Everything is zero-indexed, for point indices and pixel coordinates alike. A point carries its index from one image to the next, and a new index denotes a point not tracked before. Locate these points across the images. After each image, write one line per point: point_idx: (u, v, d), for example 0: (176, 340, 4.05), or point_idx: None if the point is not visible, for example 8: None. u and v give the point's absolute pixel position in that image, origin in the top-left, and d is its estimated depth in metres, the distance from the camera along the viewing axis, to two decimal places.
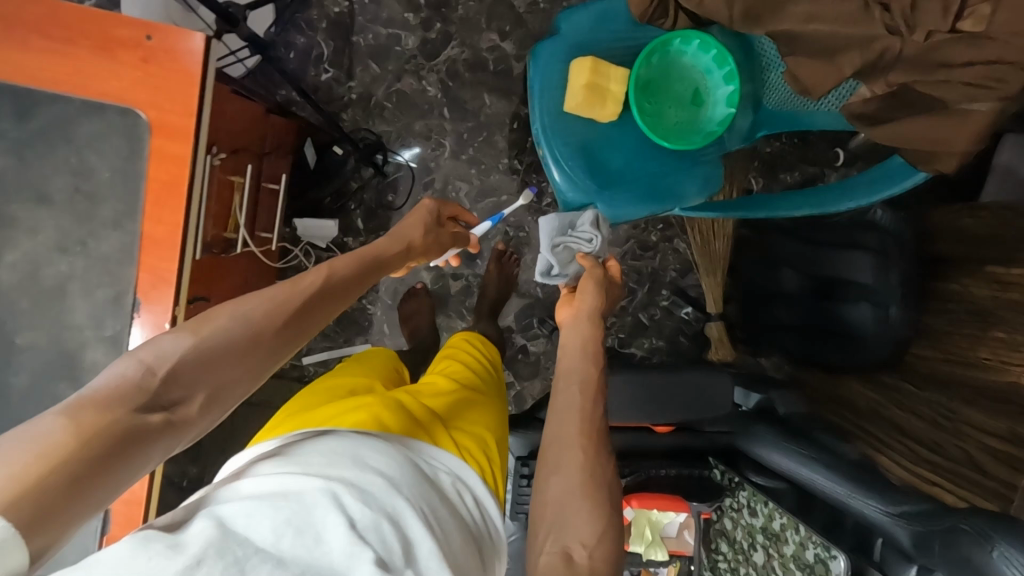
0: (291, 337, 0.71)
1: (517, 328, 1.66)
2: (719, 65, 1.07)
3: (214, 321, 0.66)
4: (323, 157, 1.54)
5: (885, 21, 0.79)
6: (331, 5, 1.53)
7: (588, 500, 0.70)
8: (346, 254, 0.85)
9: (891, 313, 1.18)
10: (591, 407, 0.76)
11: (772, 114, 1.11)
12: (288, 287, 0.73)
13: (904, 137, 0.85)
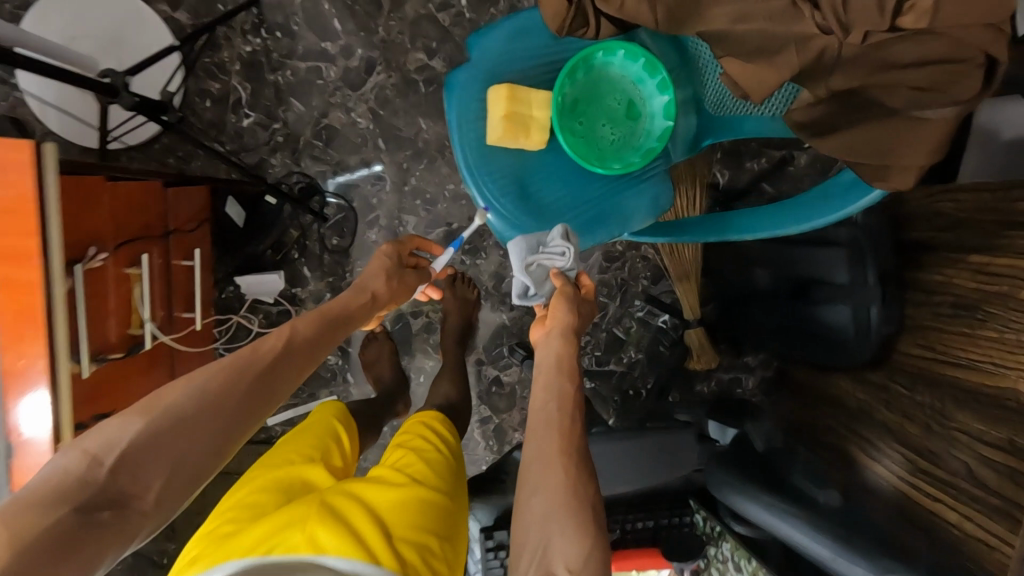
0: (246, 409, 0.70)
1: (488, 359, 1.57)
2: (651, 73, 0.97)
3: (164, 400, 0.66)
4: (258, 208, 1.45)
5: (817, 21, 0.69)
6: (241, 44, 1.42)
7: (571, 523, 0.65)
8: (308, 315, 0.84)
9: (871, 315, 1.08)
10: (571, 420, 0.73)
11: (717, 118, 1.01)
12: (244, 357, 0.74)
13: (856, 148, 0.75)
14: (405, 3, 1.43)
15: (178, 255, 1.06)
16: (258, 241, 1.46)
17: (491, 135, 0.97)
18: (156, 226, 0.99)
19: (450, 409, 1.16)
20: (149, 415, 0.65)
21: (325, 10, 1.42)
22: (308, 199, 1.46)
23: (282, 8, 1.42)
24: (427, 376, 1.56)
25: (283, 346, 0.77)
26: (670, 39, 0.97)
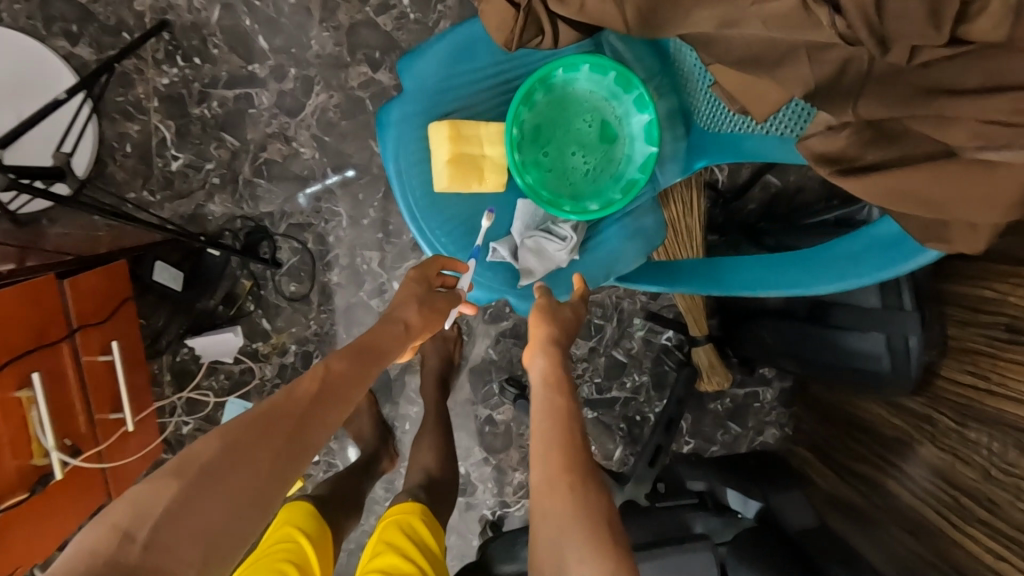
0: (290, 462, 0.57)
1: (477, 399, 1.42)
2: (623, 88, 0.81)
3: (197, 455, 0.53)
4: (199, 260, 1.29)
5: (840, 31, 0.51)
6: (157, 76, 1.24)
7: (590, 557, 0.50)
8: (344, 349, 0.71)
9: (908, 343, 0.92)
10: (571, 434, 0.61)
11: (708, 136, 0.83)
12: (285, 400, 0.61)
13: (903, 196, 0.57)
14: (338, 9, 1.23)
15: (93, 350, 0.91)
16: (206, 296, 1.30)
17: (438, 183, 0.85)
18: (60, 323, 0.84)
19: (429, 487, 1.01)
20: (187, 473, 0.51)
21: (248, 27, 1.23)
22: (256, 245, 1.30)
23: (197, 29, 1.23)
24: (412, 424, 1.42)
25: (323, 385, 0.65)
26: (643, 41, 0.82)
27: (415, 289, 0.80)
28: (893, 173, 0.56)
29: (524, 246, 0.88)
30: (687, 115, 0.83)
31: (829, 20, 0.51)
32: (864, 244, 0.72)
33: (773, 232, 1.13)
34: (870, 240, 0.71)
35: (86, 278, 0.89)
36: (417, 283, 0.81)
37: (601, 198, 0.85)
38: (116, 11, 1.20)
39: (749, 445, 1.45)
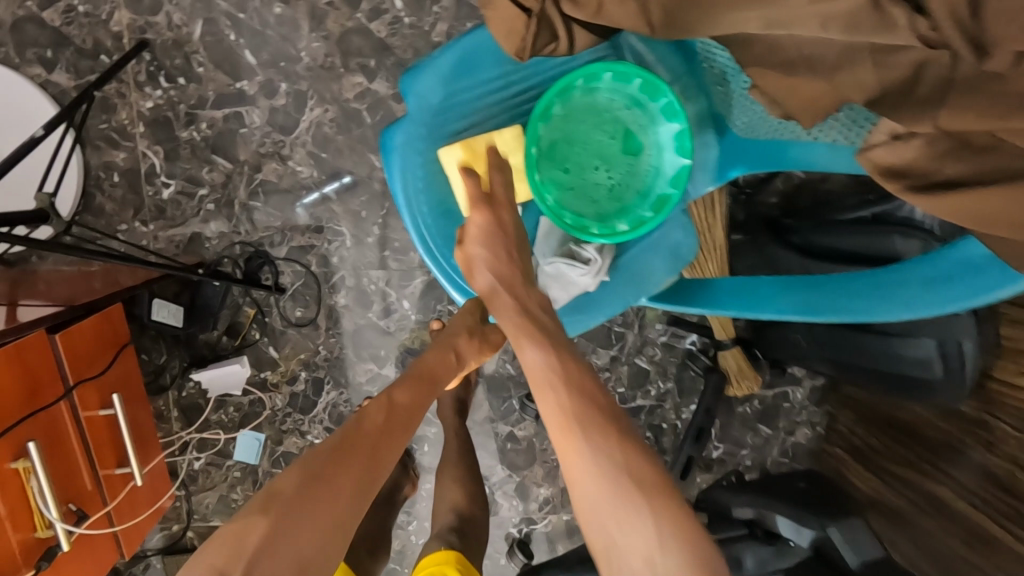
0: (366, 486, 0.61)
1: (497, 416, 1.37)
2: (651, 95, 0.81)
3: (285, 488, 0.58)
4: (197, 291, 1.22)
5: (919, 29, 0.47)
6: (140, 100, 1.17)
7: (625, 514, 0.52)
8: (404, 378, 0.75)
9: (962, 349, 0.86)
10: (570, 396, 0.61)
11: (744, 142, 0.83)
12: (355, 430, 0.65)
13: (985, 217, 0.53)
14: (328, 17, 1.16)
15: (91, 406, 0.86)
16: (208, 328, 1.25)
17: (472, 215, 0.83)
18: (54, 384, 0.79)
19: (461, 529, 0.97)
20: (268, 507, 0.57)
21: (233, 41, 1.16)
22: (256, 272, 1.24)
23: (179, 47, 1.15)
24: (431, 445, 1.34)
25: (387, 415, 0.68)
26: (670, 43, 0.82)
27: (469, 319, 0.87)
28: (976, 192, 0.52)
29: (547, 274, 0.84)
30: (716, 121, 0.84)
31: (907, 21, 0.47)
32: (941, 271, 0.72)
33: (799, 228, 1.02)
34: (948, 267, 0.71)
35: (77, 330, 0.83)
36: (468, 313, 0.87)
37: (629, 215, 0.84)
38: (92, 33, 1.13)
39: (781, 446, 1.38)
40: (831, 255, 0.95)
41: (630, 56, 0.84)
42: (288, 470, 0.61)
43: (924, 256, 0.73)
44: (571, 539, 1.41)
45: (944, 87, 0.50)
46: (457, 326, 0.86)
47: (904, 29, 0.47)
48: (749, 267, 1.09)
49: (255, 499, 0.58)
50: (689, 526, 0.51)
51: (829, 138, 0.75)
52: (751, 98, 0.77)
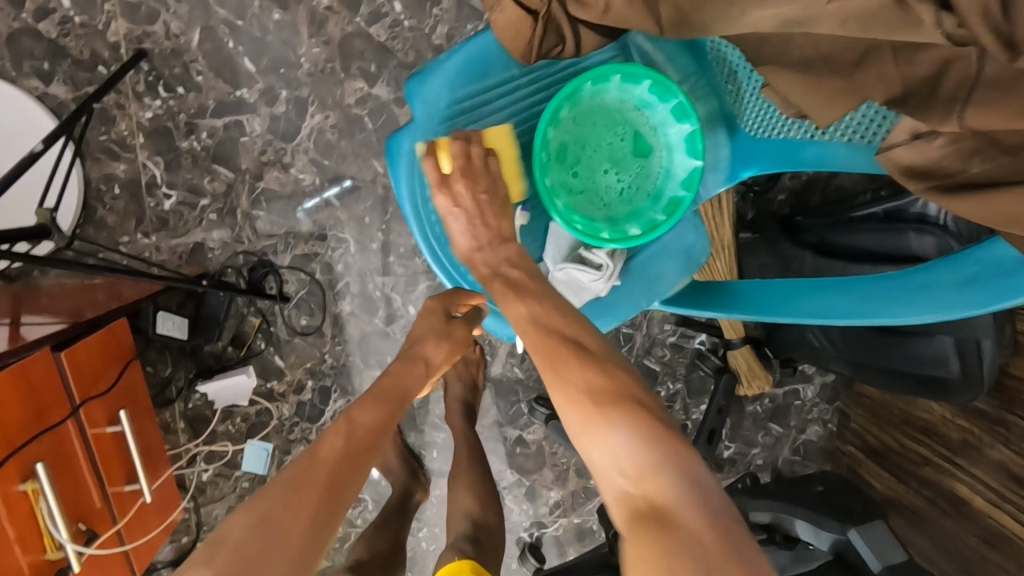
0: (326, 518, 0.56)
1: (506, 420, 1.36)
2: (661, 97, 0.81)
3: (232, 538, 0.53)
4: (202, 301, 1.21)
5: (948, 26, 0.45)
6: (139, 110, 1.15)
7: (591, 428, 0.56)
8: (365, 399, 0.70)
9: (980, 347, 0.85)
10: (539, 336, 0.64)
11: (756, 143, 0.82)
12: (309, 463, 0.60)
13: (1020, 219, 0.52)
14: (327, 22, 1.15)
15: (99, 423, 0.85)
16: (213, 339, 1.24)
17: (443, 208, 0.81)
18: (61, 403, 0.78)
19: (475, 537, 0.95)
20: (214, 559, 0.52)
21: (232, 49, 1.14)
22: (261, 281, 1.23)
23: (178, 56, 1.14)
24: (440, 451, 1.34)
25: (347, 439, 0.63)
26: (678, 42, 0.83)
27: (435, 321, 0.83)
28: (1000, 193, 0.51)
29: (557, 276, 0.84)
30: (726, 119, 0.84)
31: (934, 20, 0.45)
32: (970, 272, 0.70)
33: (811, 225, 1.01)
34: (979, 268, 0.69)
35: (82, 348, 0.82)
36: (435, 314, 0.83)
37: (640, 218, 0.86)
38: (89, 44, 1.12)
39: (792, 444, 1.37)
40: (845, 252, 0.94)
41: (638, 56, 0.85)
42: (236, 515, 0.56)
43: (948, 258, 0.72)
44: (582, 542, 1.40)
45: (969, 86, 0.48)
46: (424, 331, 0.82)
47: (929, 27, 0.45)
48: (762, 265, 1.07)
49: (199, 551, 0.54)
50: (652, 431, 0.55)
51: (845, 137, 0.73)
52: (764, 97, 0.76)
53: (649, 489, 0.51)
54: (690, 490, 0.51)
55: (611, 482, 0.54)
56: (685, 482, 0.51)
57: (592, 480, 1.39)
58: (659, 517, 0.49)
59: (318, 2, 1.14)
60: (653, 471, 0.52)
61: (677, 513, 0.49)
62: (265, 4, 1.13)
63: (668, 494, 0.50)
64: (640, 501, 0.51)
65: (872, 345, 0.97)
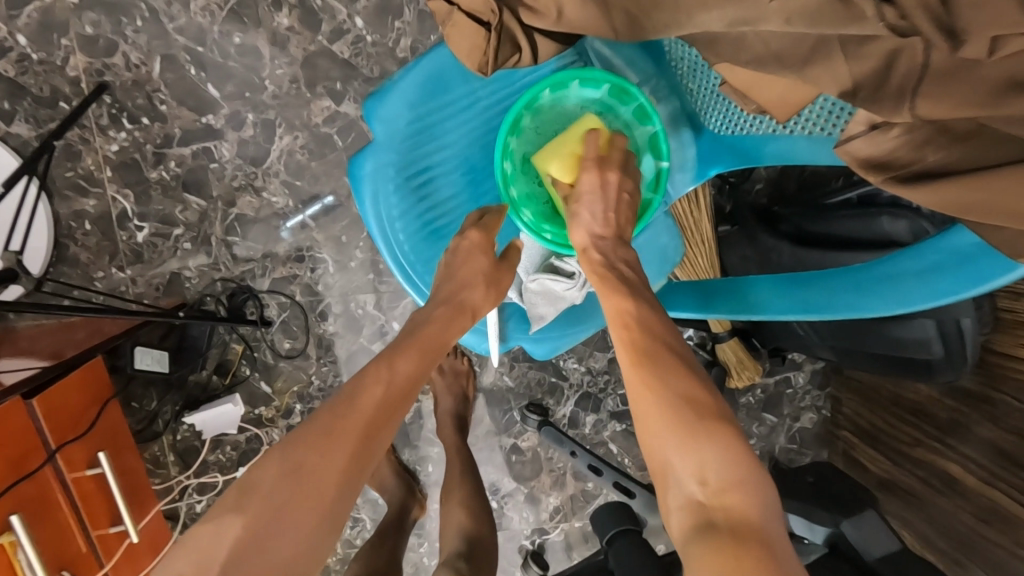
0: (356, 474, 0.57)
1: (500, 429, 1.34)
2: (620, 100, 0.86)
3: (263, 484, 0.54)
4: (184, 333, 1.19)
5: (887, 20, 0.47)
6: (104, 144, 1.14)
7: (686, 441, 0.58)
8: (407, 345, 0.69)
9: (961, 326, 0.83)
10: (637, 334, 0.69)
11: (720, 140, 0.88)
12: (345, 412, 0.59)
13: (969, 206, 0.55)
14: (289, 42, 1.13)
15: (78, 467, 0.85)
16: (196, 369, 1.22)
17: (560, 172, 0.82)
18: (36, 451, 0.78)
19: (471, 551, 0.94)
20: (244, 505, 0.53)
21: (194, 76, 1.13)
22: (241, 306, 1.21)
23: (140, 86, 1.13)
24: (435, 464, 1.32)
25: (386, 389, 0.63)
26: (637, 46, 0.88)
27: (482, 265, 0.80)
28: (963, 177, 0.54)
29: (532, 290, 0.92)
30: (692, 119, 0.89)
31: (874, 12, 0.48)
32: (933, 261, 0.70)
33: (789, 215, 1.00)
34: (942, 257, 0.69)
35: (57, 393, 0.82)
36: (481, 256, 0.80)
37: None
38: (48, 80, 1.10)
39: (788, 433, 1.37)
40: (825, 242, 0.92)
41: (597, 61, 0.90)
42: (267, 456, 0.57)
43: (913, 248, 0.72)
44: (586, 545, 1.39)
45: (918, 75, 0.51)
46: (468, 276, 0.79)
47: (871, 19, 0.48)
48: (743, 257, 1.07)
49: (230, 488, 0.55)
50: (744, 455, 0.57)
51: (806, 130, 0.76)
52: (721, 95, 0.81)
53: (732, 503, 0.54)
54: (770, 517, 0.54)
55: (690, 494, 0.57)
56: (766, 507, 0.54)
57: (590, 483, 1.38)
58: (742, 533, 0.51)
59: (278, 23, 1.13)
60: (740, 490, 0.55)
61: (764, 533, 0.51)
62: (226, 28, 1.12)
63: (753, 513, 0.53)
64: (720, 517, 0.54)
65: (855, 332, 0.96)
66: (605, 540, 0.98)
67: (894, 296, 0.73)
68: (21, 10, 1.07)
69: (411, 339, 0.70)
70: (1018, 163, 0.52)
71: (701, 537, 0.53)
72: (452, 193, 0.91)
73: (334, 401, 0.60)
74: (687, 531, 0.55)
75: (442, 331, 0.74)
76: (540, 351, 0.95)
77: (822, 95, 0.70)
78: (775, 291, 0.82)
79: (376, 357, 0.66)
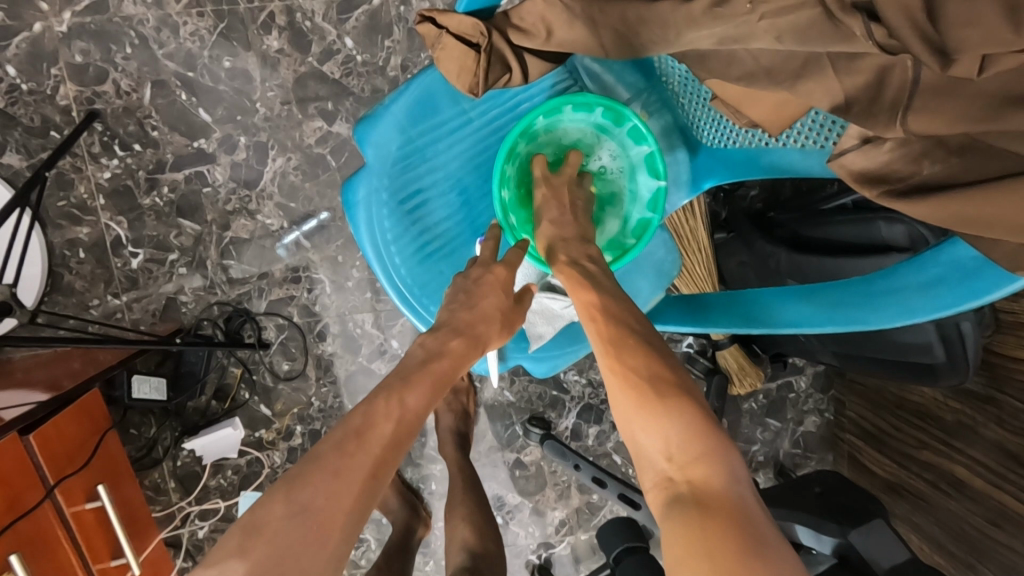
0: (364, 508, 0.54)
1: (502, 445, 1.33)
2: (615, 121, 0.86)
3: (268, 526, 0.50)
4: (180, 358, 1.19)
5: (876, 40, 0.50)
6: (96, 171, 1.14)
7: (649, 419, 0.56)
8: (416, 379, 0.64)
9: (961, 330, 0.82)
10: (601, 322, 0.67)
11: (714, 155, 0.89)
12: (354, 449, 0.55)
13: (973, 220, 0.55)
14: (279, 64, 1.13)
15: (78, 501, 0.86)
16: (195, 395, 1.21)
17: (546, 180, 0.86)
18: (34, 488, 0.78)
19: (475, 568, 0.92)
20: (248, 548, 0.49)
21: (185, 101, 1.13)
22: (238, 329, 1.20)
23: (131, 113, 1.12)
24: (438, 481, 1.32)
25: (396, 426, 0.59)
26: (624, 61, 0.88)
27: (501, 301, 0.77)
28: (954, 192, 0.55)
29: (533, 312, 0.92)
30: (687, 136, 0.90)
31: (863, 31, 0.50)
32: (933, 274, 0.71)
33: (787, 221, 0.99)
34: (942, 270, 0.70)
35: (53, 427, 0.83)
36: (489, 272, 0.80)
37: (614, 242, 0.89)
38: (38, 110, 1.10)
39: (792, 438, 1.36)
40: (820, 247, 0.91)
41: (588, 78, 0.90)
42: (271, 493, 0.53)
43: (912, 260, 0.72)
44: (594, 557, 1.38)
45: (910, 89, 0.52)
46: (488, 309, 0.76)
47: (861, 39, 0.50)
48: (739, 263, 1.07)
49: (234, 530, 0.51)
50: (708, 430, 0.55)
51: (799, 144, 0.78)
52: (713, 109, 0.83)
53: (697, 476, 0.52)
54: (737, 486, 0.51)
55: (660, 471, 0.54)
56: (734, 477, 0.52)
57: (594, 495, 1.37)
58: (707, 506, 0.49)
59: (268, 46, 1.13)
60: (705, 462, 0.52)
61: (729, 504, 0.49)
62: (215, 52, 1.12)
63: (717, 483, 0.51)
64: (687, 490, 0.51)
65: (856, 338, 0.96)
66: (612, 558, 0.98)
67: (897, 304, 0.72)
68: (9, 41, 1.07)
69: (424, 370, 0.66)
70: (1014, 176, 0.52)
71: (671, 514, 0.51)
72: (445, 215, 0.91)
73: (342, 432, 0.57)
74: (662, 510, 0.53)
75: (456, 364, 0.70)
76: (540, 369, 0.96)
77: (812, 110, 0.72)
78: (775, 303, 0.81)
79: (384, 390, 0.62)
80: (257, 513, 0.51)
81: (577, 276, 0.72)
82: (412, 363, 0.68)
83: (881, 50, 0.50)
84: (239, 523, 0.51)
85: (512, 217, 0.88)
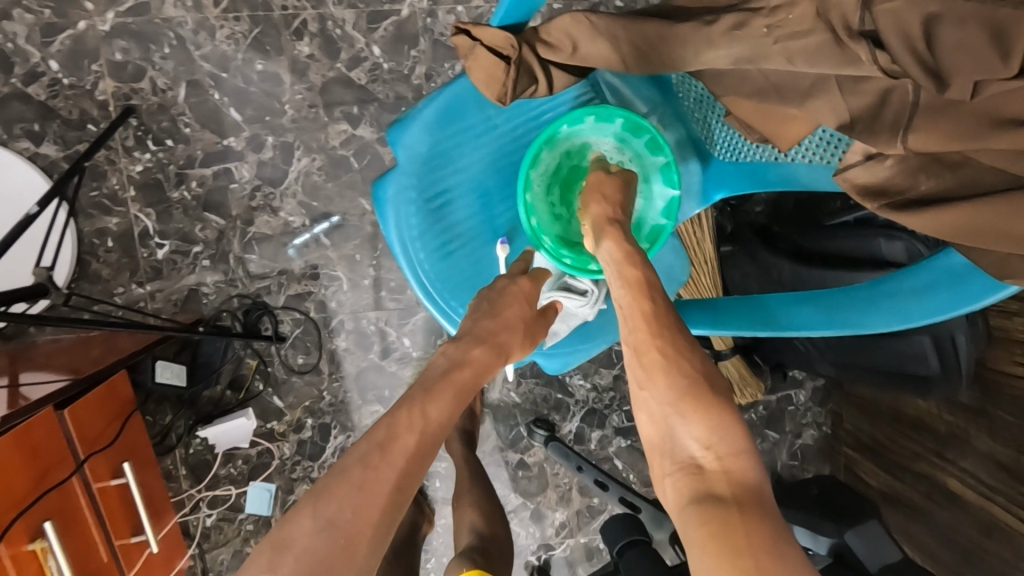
0: (389, 524, 0.56)
1: (506, 445, 1.36)
2: (634, 132, 0.90)
3: (296, 542, 0.53)
4: (198, 349, 1.22)
5: (883, 64, 0.56)
6: (128, 165, 1.18)
7: (690, 407, 0.56)
8: (438, 388, 0.67)
9: (956, 343, 0.87)
10: (654, 305, 0.64)
11: (726, 168, 0.93)
12: (378, 462, 0.58)
13: (966, 231, 0.60)
14: (309, 70, 1.19)
15: (103, 477, 0.90)
16: (211, 384, 1.25)
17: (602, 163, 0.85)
18: (65, 462, 0.82)
19: (484, 548, 0.95)
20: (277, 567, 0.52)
21: (217, 101, 1.18)
22: (256, 323, 1.23)
23: (165, 110, 1.17)
24: (442, 480, 1.34)
25: (419, 437, 0.62)
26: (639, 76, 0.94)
27: (523, 311, 0.81)
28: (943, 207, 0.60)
29: (558, 319, 0.95)
30: (699, 148, 0.94)
31: (869, 56, 0.57)
32: (927, 281, 0.75)
33: (790, 234, 1.03)
34: (935, 277, 0.74)
35: (82, 405, 0.87)
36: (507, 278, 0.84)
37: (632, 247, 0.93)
38: (77, 104, 1.15)
39: (790, 449, 1.38)
40: (823, 260, 0.95)
41: (609, 91, 0.95)
42: (298, 509, 0.55)
43: (908, 269, 0.76)
44: (591, 561, 1.40)
45: (909, 110, 0.59)
46: (511, 318, 0.79)
47: (866, 62, 0.57)
48: (743, 274, 1.11)
49: (264, 545, 0.54)
50: (746, 428, 0.55)
51: (807, 159, 0.85)
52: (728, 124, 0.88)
53: (733, 466, 0.52)
54: (765, 483, 0.52)
55: (690, 457, 0.54)
56: (764, 474, 0.53)
57: (594, 498, 1.40)
58: (744, 500, 0.49)
59: (299, 51, 1.18)
60: (742, 455, 0.53)
61: (762, 499, 0.50)
62: (249, 55, 1.17)
63: (752, 478, 0.51)
64: (721, 482, 0.51)
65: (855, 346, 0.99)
66: (615, 550, 1.02)
67: (899, 307, 0.76)
68: (54, 37, 1.13)
69: (444, 383, 0.69)
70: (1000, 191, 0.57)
71: (701, 502, 0.51)
72: (468, 214, 0.95)
73: (367, 450, 0.59)
74: (685, 494, 0.53)
75: (478, 373, 0.72)
76: (552, 364, 1.02)
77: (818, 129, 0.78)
78: (789, 307, 0.84)
79: (406, 401, 0.65)
80: (283, 534, 0.54)
81: (637, 257, 0.70)
82: (437, 364, 0.72)
83: (886, 74, 0.57)
84: (266, 544, 0.54)
85: (534, 220, 0.92)
